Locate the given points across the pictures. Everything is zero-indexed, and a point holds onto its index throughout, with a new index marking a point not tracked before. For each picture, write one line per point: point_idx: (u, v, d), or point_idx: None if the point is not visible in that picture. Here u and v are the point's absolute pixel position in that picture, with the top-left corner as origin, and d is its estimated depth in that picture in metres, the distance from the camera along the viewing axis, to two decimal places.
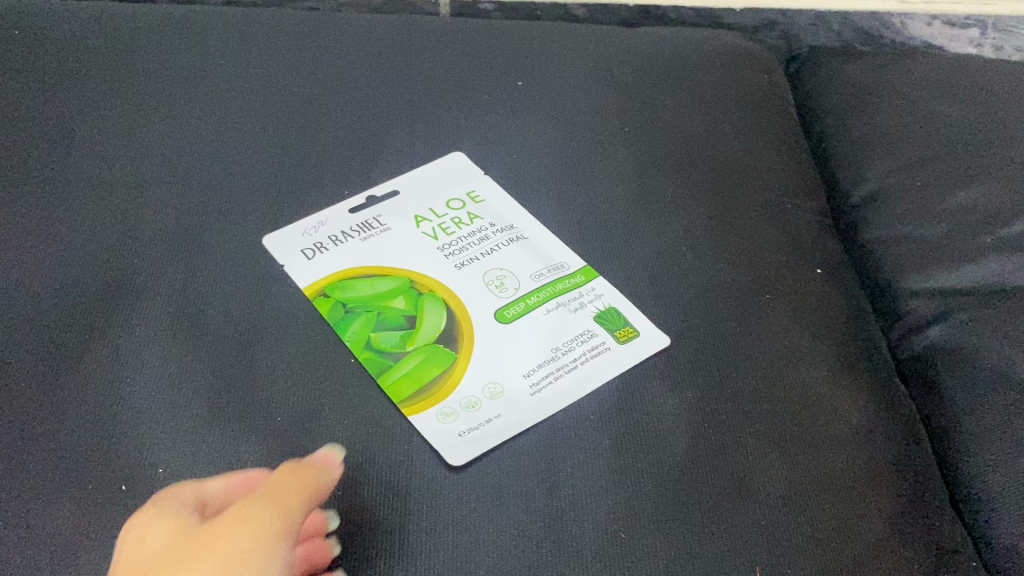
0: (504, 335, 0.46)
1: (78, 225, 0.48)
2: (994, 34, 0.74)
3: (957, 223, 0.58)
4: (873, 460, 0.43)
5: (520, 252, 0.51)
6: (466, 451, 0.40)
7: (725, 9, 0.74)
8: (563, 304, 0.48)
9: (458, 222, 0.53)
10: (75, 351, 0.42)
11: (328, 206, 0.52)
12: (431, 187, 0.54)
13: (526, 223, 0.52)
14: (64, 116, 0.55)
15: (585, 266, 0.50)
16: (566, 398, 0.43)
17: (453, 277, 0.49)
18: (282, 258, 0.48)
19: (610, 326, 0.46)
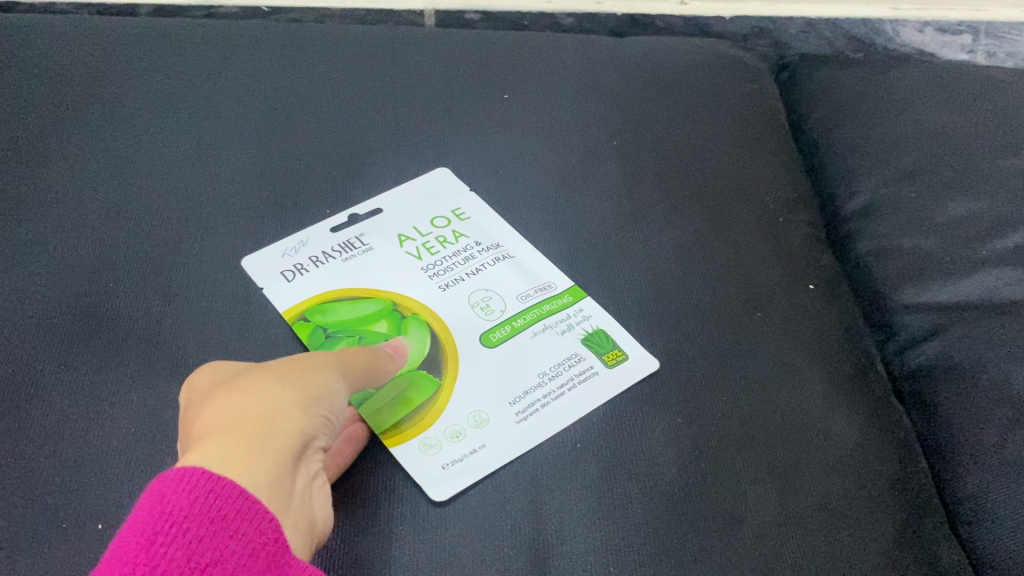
0: (490, 360, 0.48)
1: (62, 251, 0.50)
2: (985, 41, 0.81)
3: (953, 233, 0.58)
4: (841, 451, 0.46)
5: (506, 272, 0.53)
6: (450, 482, 0.42)
7: (714, 17, 0.79)
8: (550, 326, 0.50)
9: (443, 241, 0.55)
10: (54, 382, 0.44)
11: (313, 226, 0.54)
12: (417, 205, 0.57)
13: (514, 242, 0.55)
14: (45, 135, 0.56)
15: (573, 287, 0.52)
16: (549, 425, 0.45)
17: (438, 300, 0.51)
18: (265, 281, 0.50)
19: (597, 349, 0.49)
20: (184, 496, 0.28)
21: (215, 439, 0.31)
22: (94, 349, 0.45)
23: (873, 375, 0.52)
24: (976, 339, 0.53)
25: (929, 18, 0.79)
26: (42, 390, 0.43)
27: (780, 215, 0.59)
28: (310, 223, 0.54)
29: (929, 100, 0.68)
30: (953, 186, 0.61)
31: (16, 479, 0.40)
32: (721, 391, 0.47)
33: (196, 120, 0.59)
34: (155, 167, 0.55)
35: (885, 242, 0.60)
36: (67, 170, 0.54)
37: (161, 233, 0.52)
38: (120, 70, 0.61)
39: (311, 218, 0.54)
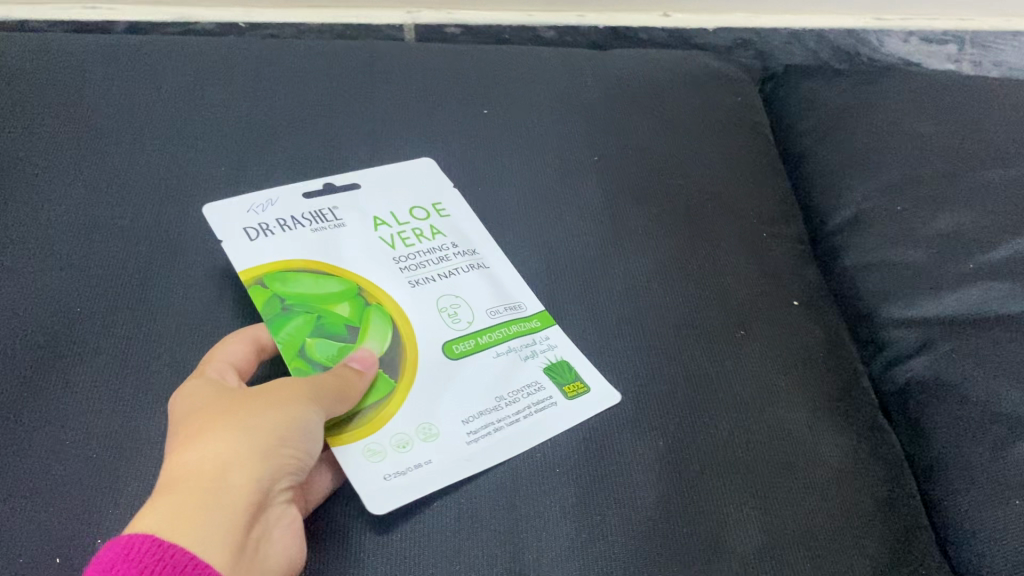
0: (449, 370, 0.47)
1: (26, 273, 0.48)
2: (971, 50, 0.81)
3: (939, 248, 0.58)
4: (825, 473, 0.45)
5: (478, 281, 0.52)
6: (388, 498, 0.40)
7: (697, 29, 0.78)
8: (514, 349, 0.49)
9: (418, 234, 0.54)
10: (14, 410, 0.42)
11: (286, 193, 0.53)
12: (399, 196, 0.56)
13: (490, 251, 0.54)
14: (13, 153, 0.55)
15: (543, 311, 0.51)
16: (497, 454, 0.44)
17: (407, 295, 0.50)
18: (226, 232, 0.48)
19: (560, 380, 0.48)
20: (131, 566, 0.29)
21: (166, 503, 0.32)
22: (58, 374, 0.44)
23: (858, 394, 0.51)
24: (963, 353, 0.52)
25: (914, 28, 0.79)
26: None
27: (763, 231, 0.58)
28: (284, 190, 0.53)
29: (915, 109, 0.68)
30: (940, 199, 0.60)
31: None
32: (703, 413, 0.47)
33: (169, 139, 0.58)
34: (125, 188, 0.54)
35: (871, 256, 0.59)
36: (32, 190, 0.53)
37: (129, 255, 0.50)
38: (90, 87, 0.60)
39: (287, 188, 0.53)
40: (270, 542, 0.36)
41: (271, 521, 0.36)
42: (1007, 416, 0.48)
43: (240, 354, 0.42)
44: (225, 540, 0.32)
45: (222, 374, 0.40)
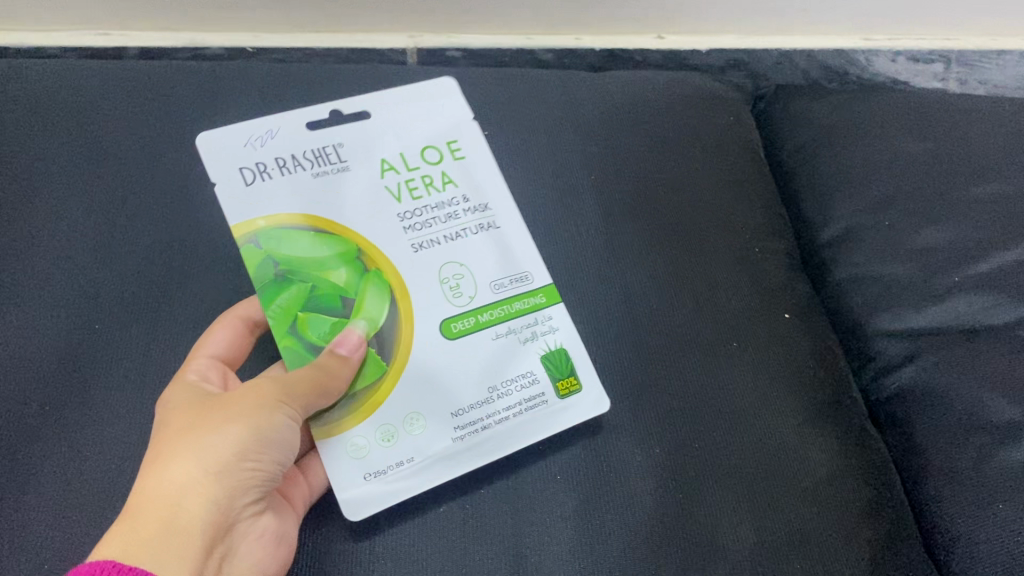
0: (444, 355, 0.48)
1: (60, 317, 0.52)
2: (958, 69, 0.84)
3: (925, 262, 0.59)
4: (814, 479, 0.48)
5: (484, 246, 0.52)
6: (366, 497, 0.44)
7: (690, 51, 0.81)
8: (514, 330, 0.49)
9: (427, 181, 0.52)
10: (67, 454, 0.47)
11: (291, 123, 0.51)
12: (410, 135, 0.54)
13: (503, 211, 0.54)
14: (34, 188, 0.57)
15: (549, 286, 0.52)
16: (477, 453, 0.46)
17: (408, 262, 0.49)
18: (221, 174, 0.49)
19: (554, 373, 0.49)
20: None
21: (127, 523, 0.35)
22: (101, 416, 0.49)
23: (846, 403, 0.53)
24: (948, 364, 0.53)
25: (901, 47, 0.82)
26: (63, 448, 0.47)
27: (755, 246, 0.60)
28: (291, 117, 0.51)
29: (903, 125, 0.68)
30: (926, 214, 0.62)
31: (40, 552, 0.44)
32: (696, 422, 0.49)
33: (182, 160, 0.60)
34: (144, 212, 0.57)
35: (860, 269, 0.61)
36: (57, 225, 0.55)
37: (155, 282, 0.54)
38: (101, 112, 0.61)
39: (294, 114, 0.52)
40: (233, 549, 0.39)
41: (234, 528, 0.40)
42: (990, 422, 0.50)
43: (223, 343, 0.48)
44: (182, 563, 0.35)
45: (203, 374, 0.46)
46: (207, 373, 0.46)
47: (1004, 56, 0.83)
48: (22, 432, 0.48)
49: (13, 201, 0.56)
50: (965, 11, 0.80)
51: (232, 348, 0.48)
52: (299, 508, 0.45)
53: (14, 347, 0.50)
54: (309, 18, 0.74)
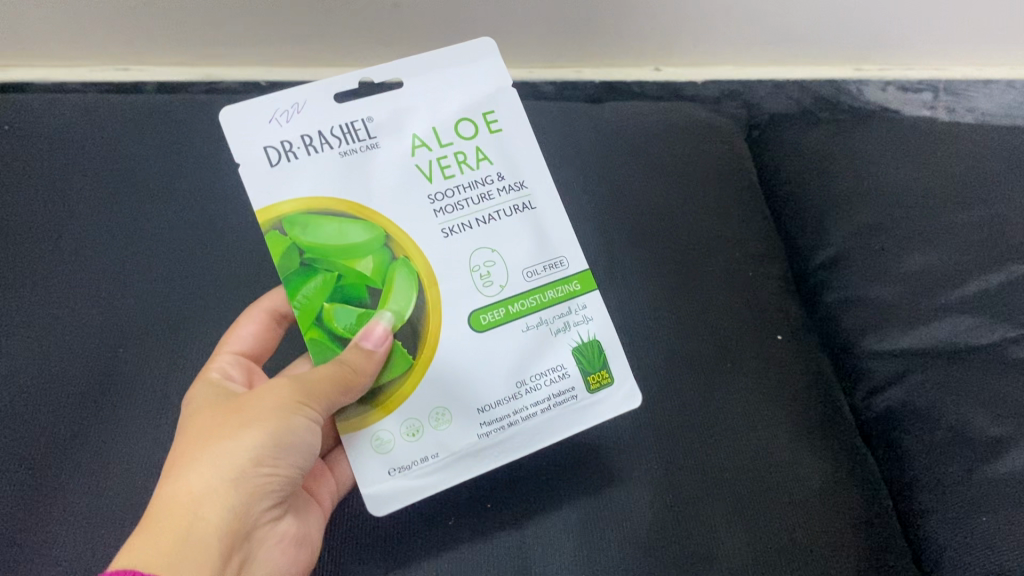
0: (472, 348, 0.46)
1: (88, 344, 0.55)
2: (946, 98, 0.87)
3: (914, 285, 0.61)
4: (806, 492, 0.50)
5: (519, 230, 0.48)
6: (390, 494, 0.45)
7: (686, 82, 0.85)
8: (546, 321, 0.47)
9: (461, 158, 0.48)
10: (97, 474, 0.50)
11: (317, 94, 0.46)
12: (446, 104, 0.48)
13: (541, 190, 0.49)
14: (60, 219, 0.60)
15: (585, 272, 0.49)
16: (501, 450, 0.46)
17: (438, 251, 0.46)
18: (243, 154, 0.45)
19: (586, 367, 0.48)
20: None
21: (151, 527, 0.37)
22: (129, 440, 0.52)
23: (837, 419, 0.55)
24: (935, 383, 0.56)
25: (890, 78, 0.86)
26: (94, 460, 0.51)
27: (751, 270, 0.63)
28: (316, 86, 0.46)
29: (891, 154, 0.71)
30: (915, 239, 0.64)
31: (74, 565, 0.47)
32: (690, 440, 0.52)
33: (203, 187, 0.63)
34: (167, 238, 0.60)
35: (852, 292, 0.63)
36: (82, 255, 0.58)
37: (178, 305, 0.57)
38: (122, 144, 0.64)
39: (320, 83, 0.46)
40: (254, 550, 0.41)
41: (254, 531, 0.41)
42: (975, 438, 0.52)
43: (249, 338, 0.51)
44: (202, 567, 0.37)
45: (225, 367, 0.49)
46: (230, 370, 0.49)
47: (990, 85, 0.86)
48: (56, 444, 0.51)
49: (41, 224, 0.60)
50: (952, 45, 0.83)
51: (258, 341, 0.52)
52: (326, 507, 0.48)
53: (46, 364, 0.54)
54: (321, 49, 0.78)
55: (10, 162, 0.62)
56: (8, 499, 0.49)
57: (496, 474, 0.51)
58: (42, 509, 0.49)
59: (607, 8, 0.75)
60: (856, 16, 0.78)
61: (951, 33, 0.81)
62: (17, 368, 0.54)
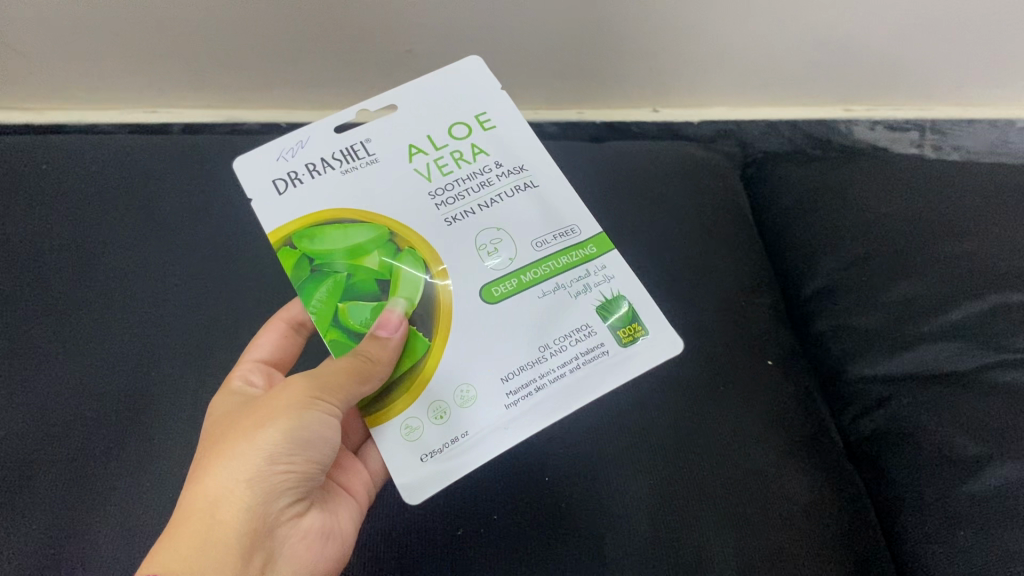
0: (490, 319, 0.46)
1: (119, 361, 0.59)
2: (932, 136, 0.91)
3: (898, 312, 0.64)
4: (793, 506, 0.54)
5: (525, 207, 0.51)
6: (424, 479, 0.44)
7: (682, 122, 0.89)
8: (562, 284, 0.48)
9: (458, 157, 0.51)
10: (126, 472, 0.54)
11: (317, 129, 0.51)
12: (437, 115, 0.53)
13: (540, 171, 0.52)
14: (97, 250, 0.65)
15: (598, 234, 0.50)
16: (538, 415, 0.45)
17: (442, 234, 0.48)
18: (255, 190, 0.49)
19: (616, 322, 0.47)
20: None
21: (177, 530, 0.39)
22: (155, 441, 0.55)
23: (825, 441, 0.59)
24: (918, 406, 0.59)
25: (878, 117, 0.90)
26: (126, 470, 0.54)
27: (743, 299, 0.66)
28: (315, 123, 0.51)
29: (877, 190, 0.74)
30: (900, 268, 0.67)
31: (102, 553, 0.50)
32: (682, 458, 0.55)
33: (228, 224, 0.68)
34: (196, 268, 0.65)
35: (841, 320, 0.67)
36: (117, 283, 0.63)
37: (205, 329, 0.61)
38: (156, 186, 0.70)
39: (318, 121, 0.51)
40: (284, 542, 0.42)
41: (281, 526, 0.42)
42: (956, 457, 0.55)
43: (266, 348, 0.54)
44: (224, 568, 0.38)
45: (246, 376, 0.51)
46: (251, 377, 0.51)
47: (974, 124, 0.90)
48: (89, 447, 0.55)
49: (79, 254, 0.64)
50: (936, 88, 0.87)
51: (273, 349, 0.54)
52: (361, 498, 0.50)
53: (83, 381, 0.58)
54: (338, 95, 0.84)
55: (50, 199, 0.68)
56: (43, 496, 0.53)
57: (504, 490, 0.54)
58: (77, 514, 0.52)
59: (605, 54, 0.80)
60: (840, 62, 0.83)
61: (935, 76, 0.85)
62: (54, 382, 0.58)
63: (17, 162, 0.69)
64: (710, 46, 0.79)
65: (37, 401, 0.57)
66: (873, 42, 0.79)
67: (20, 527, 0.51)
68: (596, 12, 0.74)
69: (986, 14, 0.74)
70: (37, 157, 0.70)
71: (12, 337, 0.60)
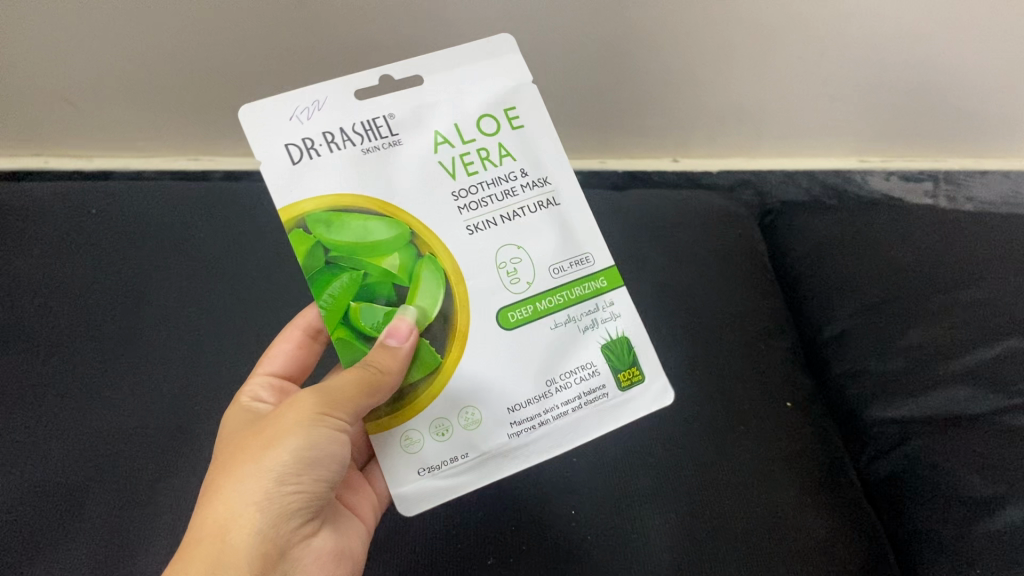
0: (500, 346, 0.48)
1: (163, 395, 0.62)
2: (946, 186, 0.93)
3: (913, 358, 0.66)
4: (810, 543, 0.56)
5: (546, 227, 0.50)
6: (423, 494, 0.47)
7: (703, 172, 0.92)
8: (574, 318, 0.49)
9: (484, 155, 0.49)
10: (168, 500, 0.57)
11: (339, 92, 0.47)
12: (466, 99, 0.50)
13: (564, 187, 0.51)
14: (143, 290, 0.68)
15: (612, 269, 0.51)
16: (534, 447, 0.48)
17: (462, 246, 0.48)
18: (266, 151, 0.46)
19: (618, 365, 0.50)
20: None
21: (190, 553, 0.40)
22: (196, 470, 0.58)
23: (842, 482, 0.61)
24: (935, 449, 0.60)
25: (893, 168, 0.93)
26: (175, 500, 0.56)
27: (762, 343, 0.68)
28: (339, 84, 0.47)
29: (892, 238, 0.76)
30: (914, 315, 0.69)
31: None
32: (705, 495, 0.57)
33: (269, 266, 0.71)
34: (237, 308, 0.68)
35: (857, 364, 0.68)
36: (161, 321, 0.66)
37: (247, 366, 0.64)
38: (199, 230, 0.73)
39: (342, 81, 0.48)
40: (297, 561, 0.44)
41: (294, 546, 0.43)
42: (972, 500, 0.57)
43: (279, 362, 0.57)
44: None
45: (257, 390, 0.54)
46: (261, 393, 0.54)
47: (986, 176, 0.92)
48: (134, 474, 0.58)
49: (128, 295, 0.68)
50: (947, 139, 0.90)
51: (287, 365, 0.57)
52: (368, 523, 0.52)
53: (134, 413, 0.61)
54: None
55: (101, 242, 0.71)
56: (88, 522, 0.55)
57: (532, 523, 0.56)
58: (128, 539, 0.54)
59: (628, 107, 0.84)
60: (855, 115, 0.85)
61: (949, 128, 0.88)
62: (101, 414, 0.61)
63: (70, 206, 0.73)
64: (729, 100, 0.82)
65: (91, 432, 0.60)
66: (887, 94, 0.82)
67: (67, 550, 0.54)
68: (619, 68, 0.77)
69: (995, 72, 0.78)
70: (89, 202, 0.74)
71: (64, 372, 0.63)
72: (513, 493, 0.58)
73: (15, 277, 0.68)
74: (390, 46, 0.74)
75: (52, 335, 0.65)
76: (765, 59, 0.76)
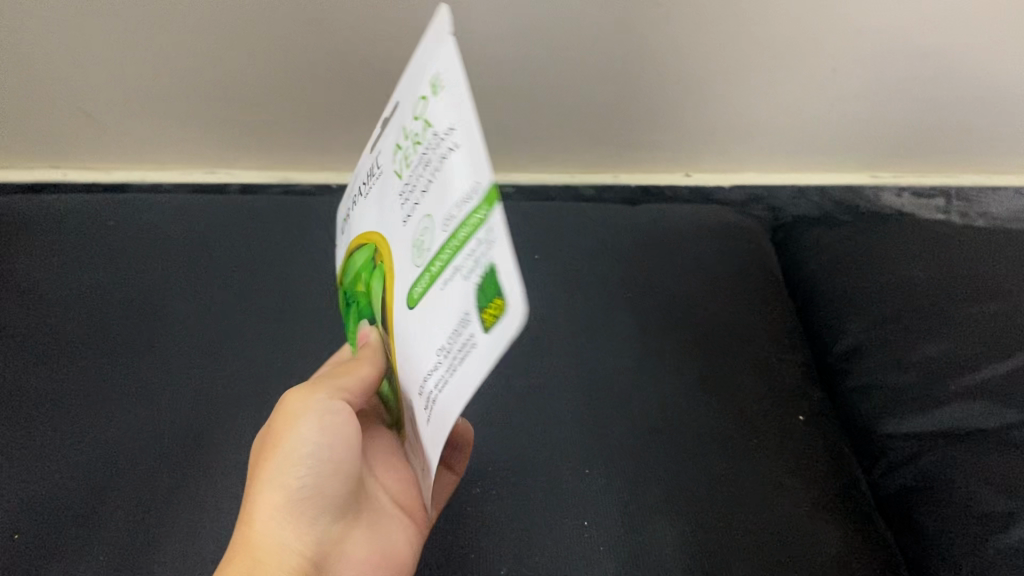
0: (413, 323, 0.36)
1: (178, 404, 0.62)
2: (958, 204, 0.93)
3: (925, 372, 0.66)
4: (823, 555, 0.56)
5: (445, 181, 0.32)
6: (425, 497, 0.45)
7: (715, 187, 0.93)
8: (454, 265, 0.30)
9: (416, 141, 0.36)
10: (181, 504, 0.57)
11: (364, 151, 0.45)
12: (419, 72, 0.35)
13: (462, 113, 0.30)
14: (158, 301, 0.69)
15: (488, 183, 0.28)
16: (440, 430, 0.34)
17: (400, 251, 0.37)
18: (341, 230, 0.50)
19: (482, 299, 0.28)
20: None
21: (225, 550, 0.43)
22: (211, 477, 0.58)
23: (854, 496, 0.61)
24: (947, 464, 0.60)
25: (905, 184, 0.93)
26: (188, 508, 0.56)
27: (774, 358, 0.69)
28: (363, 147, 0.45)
29: (905, 252, 0.77)
30: (927, 329, 0.69)
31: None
32: (718, 506, 0.58)
33: (284, 280, 0.72)
34: (252, 319, 0.69)
35: (870, 378, 0.68)
36: (177, 332, 0.67)
37: (261, 376, 0.65)
38: (215, 243, 0.74)
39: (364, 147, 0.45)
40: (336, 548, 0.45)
41: (328, 534, 0.45)
42: (984, 514, 0.57)
43: None
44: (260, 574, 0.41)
45: None
46: None
47: (1000, 192, 0.92)
48: (143, 477, 0.58)
49: (146, 305, 0.69)
50: (959, 154, 0.90)
51: None
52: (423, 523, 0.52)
53: (149, 422, 0.61)
54: None
55: (118, 256, 0.72)
56: (95, 519, 0.55)
57: (541, 526, 0.56)
58: (137, 540, 0.54)
59: (640, 123, 0.84)
60: (868, 130, 0.86)
61: (961, 144, 0.88)
62: (115, 419, 0.61)
63: (90, 218, 0.75)
64: (741, 115, 0.83)
65: (104, 439, 0.60)
66: (899, 110, 0.82)
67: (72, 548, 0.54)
68: (632, 83, 0.78)
69: (1006, 87, 0.78)
70: (109, 215, 0.75)
71: (78, 377, 0.63)
72: (520, 496, 0.58)
73: (31, 285, 0.69)
74: (406, 61, 0.74)
75: (68, 343, 0.65)
76: (778, 73, 0.77)
